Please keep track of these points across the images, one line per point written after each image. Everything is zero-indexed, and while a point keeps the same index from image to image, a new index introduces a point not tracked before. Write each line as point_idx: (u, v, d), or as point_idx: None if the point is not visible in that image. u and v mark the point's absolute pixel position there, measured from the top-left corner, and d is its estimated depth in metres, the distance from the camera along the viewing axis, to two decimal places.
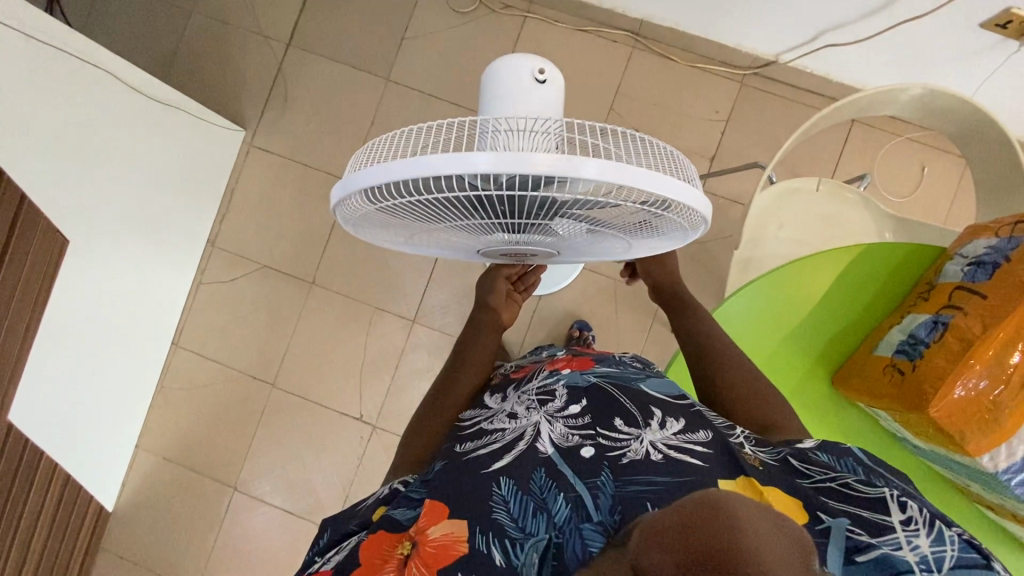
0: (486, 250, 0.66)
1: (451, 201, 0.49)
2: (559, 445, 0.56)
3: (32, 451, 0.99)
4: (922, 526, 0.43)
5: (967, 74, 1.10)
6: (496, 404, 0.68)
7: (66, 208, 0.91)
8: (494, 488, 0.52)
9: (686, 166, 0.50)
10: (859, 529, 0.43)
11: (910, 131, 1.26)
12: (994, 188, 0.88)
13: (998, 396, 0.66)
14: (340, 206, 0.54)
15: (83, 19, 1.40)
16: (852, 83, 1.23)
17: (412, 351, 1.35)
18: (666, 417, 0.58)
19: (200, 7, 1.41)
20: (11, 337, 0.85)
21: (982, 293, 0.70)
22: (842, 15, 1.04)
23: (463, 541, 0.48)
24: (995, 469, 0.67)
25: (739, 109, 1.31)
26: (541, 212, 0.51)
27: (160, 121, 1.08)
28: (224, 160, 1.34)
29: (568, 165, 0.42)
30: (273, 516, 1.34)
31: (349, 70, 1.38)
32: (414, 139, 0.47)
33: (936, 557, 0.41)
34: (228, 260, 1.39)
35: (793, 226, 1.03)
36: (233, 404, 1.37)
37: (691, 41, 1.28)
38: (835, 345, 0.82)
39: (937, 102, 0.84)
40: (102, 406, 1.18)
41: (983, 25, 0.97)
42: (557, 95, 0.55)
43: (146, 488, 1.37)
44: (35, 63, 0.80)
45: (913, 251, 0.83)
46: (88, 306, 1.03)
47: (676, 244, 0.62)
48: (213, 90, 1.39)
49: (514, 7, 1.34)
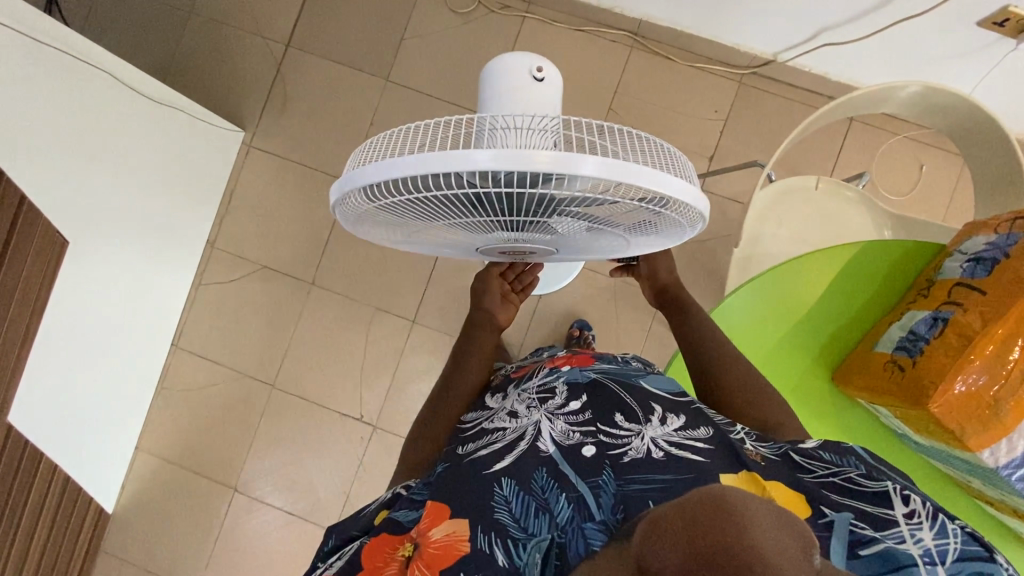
0: (485, 249, 0.66)
1: (451, 199, 0.49)
2: (561, 444, 0.56)
3: (32, 452, 0.98)
4: (926, 519, 0.43)
5: (965, 72, 1.11)
6: (497, 404, 0.68)
7: (65, 209, 0.91)
8: (495, 488, 0.52)
9: (684, 163, 0.50)
10: (862, 523, 0.44)
11: (909, 129, 1.27)
12: (992, 185, 0.88)
13: (997, 392, 0.66)
14: (340, 204, 0.54)
15: (82, 21, 1.40)
16: (851, 82, 1.23)
17: (412, 351, 1.35)
18: (666, 414, 0.58)
19: (199, 8, 1.41)
20: (12, 337, 0.85)
21: (981, 289, 0.70)
22: (840, 14, 1.04)
23: (465, 541, 0.48)
24: (996, 465, 0.68)
25: (738, 108, 1.31)
26: (541, 209, 0.51)
27: (158, 121, 1.08)
28: (224, 161, 1.34)
29: (567, 162, 0.42)
30: (273, 517, 1.34)
31: (347, 71, 1.38)
32: (413, 136, 0.47)
33: (939, 550, 0.41)
34: (228, 261, 1.39)
35: (792, 224, 1.04)
36: (233, 406, 1.37)
37: (690, 41, 1.28)
38: (835, 342, 0.83)
39: (935, 100, 0.85)
40: (101, 407, 1.18)
41: (981, 23, 0.97)
42: (556, 94, 0.55)
43: (146, 489, 1.37)
44: (32, 63, 0.79)
45: (912, 247, 0.83)
46: (87, 306, 1.03)
47: (674, 242, 0.62)
48: (213, 91, 1.40)
49: (513, 7, 1.34)
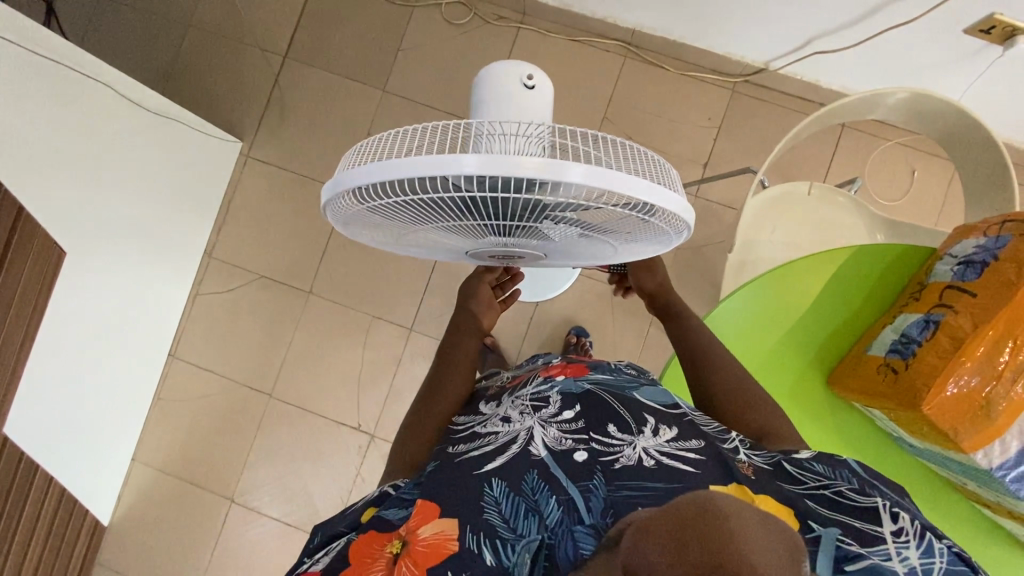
0: (475, 253, 0.67)
1: (439, 202, 0.49)
2: (553, 449, 0.55)
3: (29, 464, 0.98)
4: (913, 537, 0.42)
5: (954, 79, 1.12)
6: (491, 409, 0.67)
7: (63, 221, 0.91)
8: (485, 489, 0.51)
9: (671, 173, 0.50)
10: (849, 538, 0.43)
11: (898, 135, 1.28)
12: (980, 191, 0.89)
13: (989, 394, 0.67)
14: (331, 206, 0.55)
15: (80, 34, 1.42)
16: (840, 89, 1.25)
17: (410, 359, 1.35)
18: (659, 425, 0.57)
19: (196, 21, 1.42)
20: (9, 345, 0.85)
21: (971, 291, 0.70)
22: (829, 23, 1.06)
23: (453, 540, 0.48)
24: (990, 466, 0.68)
25: (731, 116, 1.33)
26: (530, 215, 0.51)
27: (155, 130, 1.08)
28: (222, 171, 1.35)
29: (553, 169, 0.43)
30: (272, 528, 1.33)
31: (344, 81, 1.39)
32: (404, 140, 0.47)
33: (924, 568, 0.40)
34: (226, 270, 1.39)
35: (785, 229, 1.04)
36: (231, 415, 1.37)
37: (684, 50, 1.30)
38: (828, 347, 0.83)
39: (923, 105, 0.85)
40: (100, 416, 1.18)
41: (968, 31, 0.99)
42: (547, 103, 0.55)
43: (143, 500, 1.36)
44: (31, 75, 0.80)
45: (905, 251, 0.84)
46: (85, 318, 1.03)
47: (662, 250, 0.62)
48: (211, 102, 1.41)
49: (507, 18, 1.36)
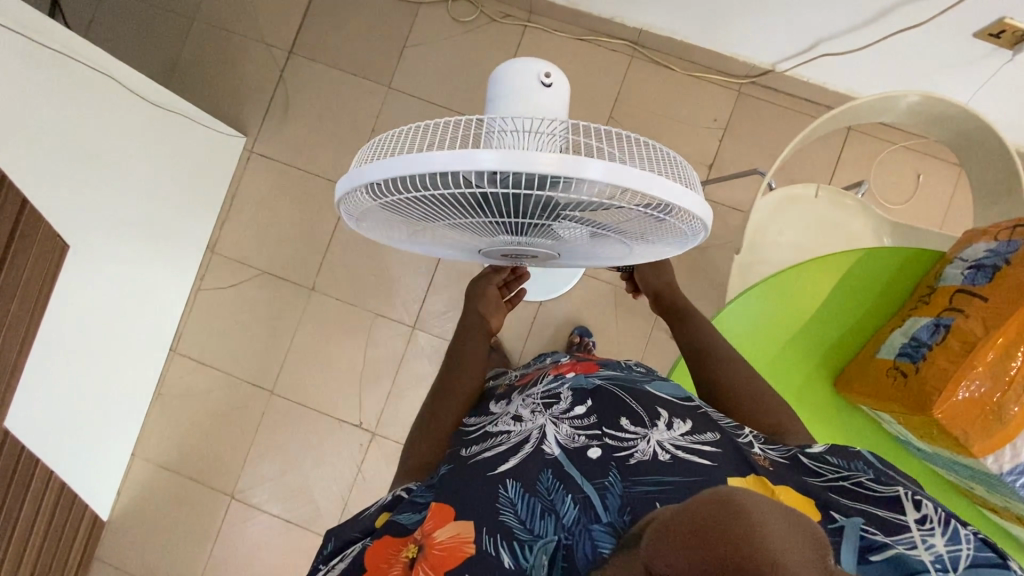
0: (486, 251, 0.66)
1: (455, 198, 0.49)
2: (566, 446, 0.55)
3: (28, 458, 0.97)
4: (938, 524, 0.42)
5: (961, 83, 1.12)
6: (501, 408, 0.67)
7: (66, 215, 0.91)
8: (500, 490, 0.51)
9: (689, 172, 0.50)
10: (872, 528, 0.42)
11: (903, 138, 1.28)
12: (990, 194, 0.89)
13: (999, 399, 0.67)
14: (344, 202, 0.54)
15: (84, 26, 1.41)
16: (847, 92, 1.25)
17: (413, 358, 1.35)
18: (673, 418, 0.57)
19: (201, 14, 1.42)
20: (11, 337, 0.84)
21: (982, 296, 0.70)
22: (839, 24, 1.06)
23: (469, 542, 0.47)
24: (1000, 470, 0.68)
25: (737, 117, 1.33)
26: (545, 212, 0.51)
27: (159, 123, 1.07)
28: (224, 166, 1.34)
29: (573, 165, 0.42)
30: (272, 525, 1.33)
31: (349, 78, 1.39)
32: (420, 136, 0.47)
33: (952, 556, 0.40)
34: (228, 266, 1.39)
35: (792, 231, 1.04)
36: (232, 411, 1.36)
37: (691, 51, 1.29)
38: (836, 349, 0.83)
39: (934, 109, 0.85)
40: (101, 410, 1.17)
41: (978, 35, 0.99)
42: (563, 100, 0.55)
43: (143, 495, 1.35)
44: (35, 66, 0.79)
45: (914, 253, 0.84)
46: (87, 312, 1.02)
47: (675, 251, 0.62)
48: (215, 96, 1.40)
49: (515, 16, 1.36)
